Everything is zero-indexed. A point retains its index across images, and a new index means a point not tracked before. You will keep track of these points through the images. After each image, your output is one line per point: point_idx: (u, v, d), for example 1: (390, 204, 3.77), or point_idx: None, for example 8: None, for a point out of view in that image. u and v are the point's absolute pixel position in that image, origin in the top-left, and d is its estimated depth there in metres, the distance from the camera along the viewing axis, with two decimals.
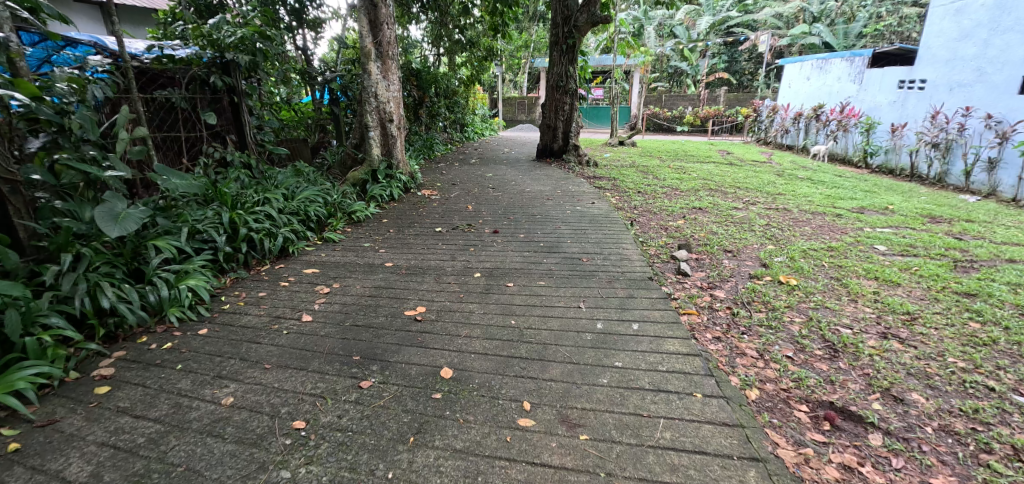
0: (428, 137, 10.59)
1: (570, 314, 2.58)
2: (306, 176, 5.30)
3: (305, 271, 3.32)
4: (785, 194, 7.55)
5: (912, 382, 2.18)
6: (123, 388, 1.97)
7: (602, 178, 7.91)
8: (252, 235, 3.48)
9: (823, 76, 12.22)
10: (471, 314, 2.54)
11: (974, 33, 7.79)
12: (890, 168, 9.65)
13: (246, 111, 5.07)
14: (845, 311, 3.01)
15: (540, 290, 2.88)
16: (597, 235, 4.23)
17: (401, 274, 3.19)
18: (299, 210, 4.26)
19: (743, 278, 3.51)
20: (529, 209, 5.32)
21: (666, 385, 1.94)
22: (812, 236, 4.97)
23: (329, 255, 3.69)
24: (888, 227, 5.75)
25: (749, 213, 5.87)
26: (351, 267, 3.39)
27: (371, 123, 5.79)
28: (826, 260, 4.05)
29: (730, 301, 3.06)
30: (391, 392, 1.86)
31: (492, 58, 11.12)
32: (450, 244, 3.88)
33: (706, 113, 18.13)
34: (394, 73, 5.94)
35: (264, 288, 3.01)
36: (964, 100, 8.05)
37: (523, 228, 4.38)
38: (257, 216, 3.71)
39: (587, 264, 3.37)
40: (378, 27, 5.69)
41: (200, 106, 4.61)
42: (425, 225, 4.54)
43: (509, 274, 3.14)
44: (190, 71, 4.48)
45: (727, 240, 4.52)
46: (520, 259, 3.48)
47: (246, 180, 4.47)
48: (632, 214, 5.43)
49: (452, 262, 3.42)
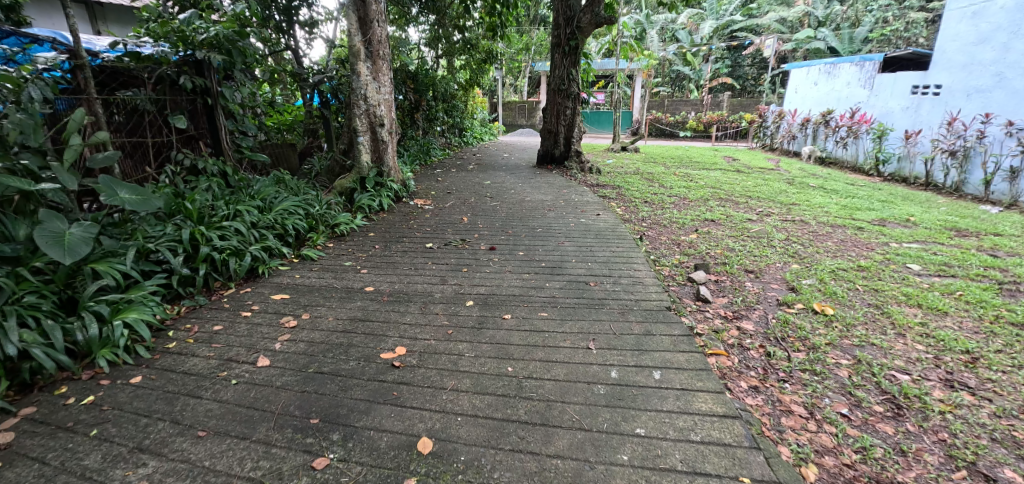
0: (425, 141, 10.19)
1: (579, 358, 2.16)
2: (288, 185, 4.89)
3: (273, 297, 2.90)
4: (799, 204, 7.15)
5: (1000, 452, 1.79)
6: (13, 466, 1.56)
7: (606, 186, 7.52)
8: (215, 254, 3.07)
9: (832, 81, 11.86)
10: (461, 358, 2.14)
11: (993, 37, 7.42)
12: (902, 176, 9.27)
13: (223, 113, 4.65)
14: (895, 349, 2.60)
15: (542, 325, 2.47)
16: (604, 253, 3.82)
17: (382, 302, 2.78)
18: (276, 223, 3.85)
19: (772, 306, 3.11)
20: (529, 221, 4.91)
21: (704, 465, 1.53)
22: (837, 253, 4.56)
23: (305, 276, 3.28)
24: (915, 242, 5.33)
25: (765, 226, 5.47)
26: (327, 292, 2.97)
27: (360, 128, 5.40)
28: (859, 283, 3.64)
29: (761, 337, 2.65)
30: (353, 476, 1.45)
31: (491, 61, 10.76)
32: (441, 264, 3.46)
33: (710, 118, 17.76)
34: (385, 74, 5.55)
35: (221, 320, 2.59)
36: (982, 106, 7.68)
37: (522, 245, 3.98)
38: (223, 232, 3.29)
39: (596, 291, 2.95)
40: (367, 25, 5.30)
41: (169, 108, 4.22)
42: (414, 240, 4.13)
43: (506, 303, 2.72)
44: (159, 70, 4.07)
45: (746, 258, 4.12)
46: (519, 283, 3.05)
47: (218, 190, 4.08)
48: (641, 227, 5.03)
49: (442, 287, 3.00)
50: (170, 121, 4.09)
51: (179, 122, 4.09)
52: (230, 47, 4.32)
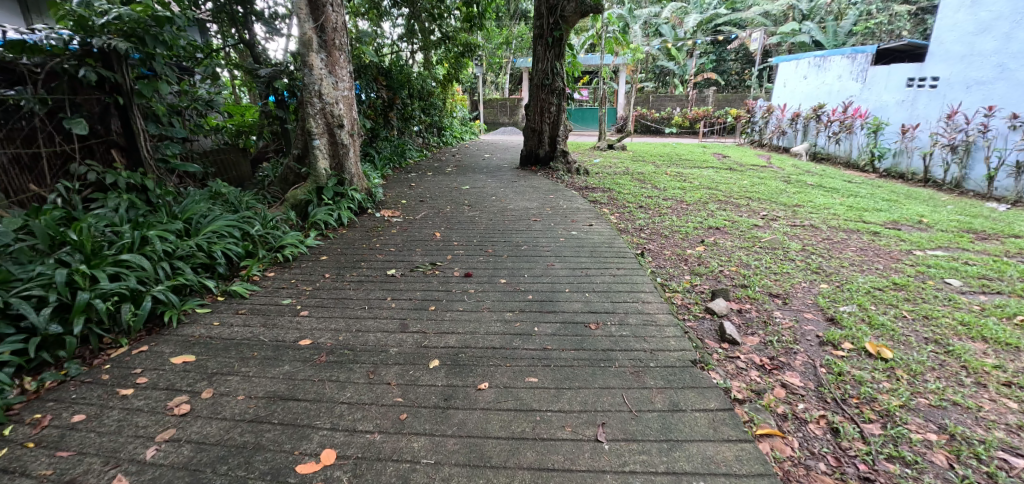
0: (400, 142, 9.45)
1: (586, 461, 1.50)
2: (227, 199, 4.13)
3: (172, 360, 2.18)
4: (803, 205, 6.63)
5: None
6: None
7: (596, 189, 6.92)
8: (98, 302, 2.31)
9: (822, 75, 11.45)
10: (415, 469, 1.47)
11: (993, 26, 7.04)
12: (899, 172, 8.84)
13: (142, 115, 3.85)
14: (986, 412, 2.01)
15: (531, 401, 1.80)
16: (603, 278, 3.17)
17: (318, 365, 2.08)
18: (199, 250, 3.11)
19: (814, 348, 2.50)
20: (512, 235, 4.24)
21: None
22: (863, 266, 4.00)
23: (225, 323, 2.56)
24: (938, 248, 4.83)
25: (775, 233, 4.92)
26: (250, 349, 2.26)
27: (315, 130, 4.66)
28: (904, 308, 3.07)
29: (816, 400, 2.05)
30: None
31: (469, 55, 9.90)
32: (403, 301, 2.77)
33: (695, 114, 17.30)
34: (342, 66, 4.81)
35: (89, 405, 1.88)
36: (984, 98, 7.29)
37: (504, 269, 3.31)
38: (118, 270, 2.54)
39: (599, 338, 2.29)
40: (319, 9, 4.55)
41: (66, 110, 3.43)
42: (375, 265, 3.43)
43: (482, 365, 2.05)
44: (50, 63, 3.30)
45: (767, 277, 3.52)
46: (499, 329, 2.38)
47: (127, 210, 3.31)
48: (640, 239, 4.42)
49: (400, 338, 2.31)
50: (65, 126, 3.31)
51: (76, 127, 3.31)
52: (146, 34, 3.53)
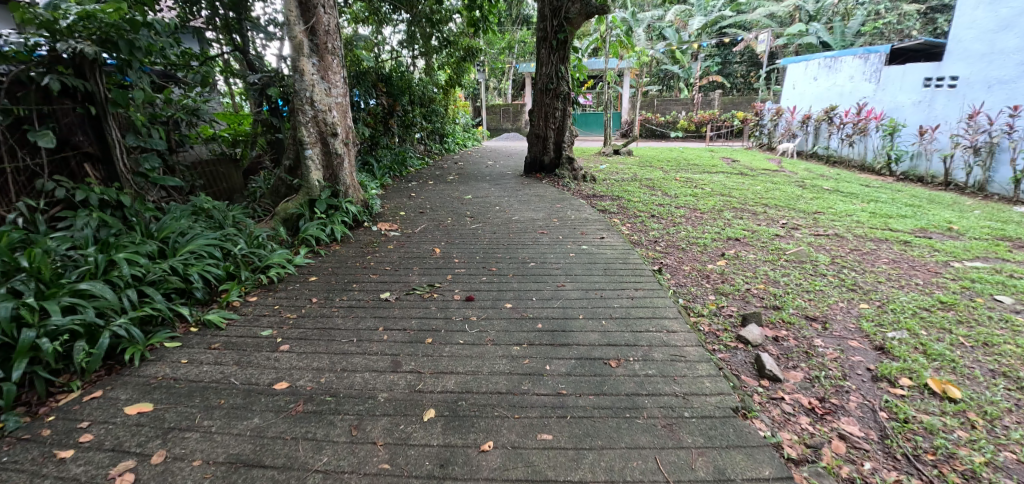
0: (400, 150, 9.20)
1: None
2: (211, 215, 3.84)
3: (126, 411, 1.88)
4: (823, 211, 6.29)
5: None
6: None
7: (604, 197, 6.62)
8: (44, 341, 2.00)
9: (833, 75, 11.10)
10: None
11: (1016, 23, 6.69)
12: (918, 175, 8.47)
13: (118, 126, 3.59)
14: None
15: (545, 468, 1.49)
16: (621, 300, 2.85)
17: (294, 417, 1.77)
18: (174, 274, 2.81)
19: (868, 385, 2.16)
20: (517, 251, 3.93)
21: None
22: (901, 281, 3.66)
23: (195, 361, 2.25)
24: (976, 259, 4.48)
25: (799, 244, 4.59)
26: (218, 396, 1.95)
27: (307, 138, 4.37)
28: (958, 333, 2.72)
29: (884, 456, 1.72)
30: None
31: (471, 59, 9.66)
32: (396, 331, 2.46)
33: (702, 117, 17.11)
34: (335, 71, 4.54)
35: (15, 474, 1.57)
36: (1008, 98, 6.92)
37: (511, 291, 3.00)
38: (73, 301, 2.23)
39: (622, 379, 1.98)
40: (309, 10, 4.28)
41: (33, 121, 3.17)
42: (367, 287, 3.12)
43: (485, 418, 1.73)
44: (14, 71, 3.04)
45: (799, 296, 3.19)
46: (505, 368, 2.06)
47: (96, 229, 3.00)
48: (655, 252, 4.11)
49: (391, 379, 2.01)
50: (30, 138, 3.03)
51: (43, 139, 3.03)
52: (120, 39, 3.23)
